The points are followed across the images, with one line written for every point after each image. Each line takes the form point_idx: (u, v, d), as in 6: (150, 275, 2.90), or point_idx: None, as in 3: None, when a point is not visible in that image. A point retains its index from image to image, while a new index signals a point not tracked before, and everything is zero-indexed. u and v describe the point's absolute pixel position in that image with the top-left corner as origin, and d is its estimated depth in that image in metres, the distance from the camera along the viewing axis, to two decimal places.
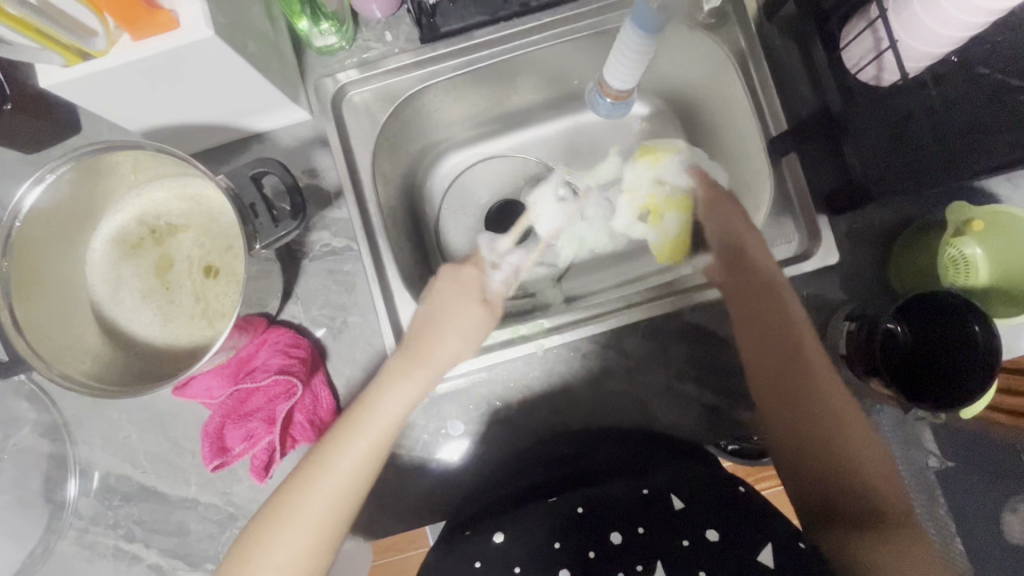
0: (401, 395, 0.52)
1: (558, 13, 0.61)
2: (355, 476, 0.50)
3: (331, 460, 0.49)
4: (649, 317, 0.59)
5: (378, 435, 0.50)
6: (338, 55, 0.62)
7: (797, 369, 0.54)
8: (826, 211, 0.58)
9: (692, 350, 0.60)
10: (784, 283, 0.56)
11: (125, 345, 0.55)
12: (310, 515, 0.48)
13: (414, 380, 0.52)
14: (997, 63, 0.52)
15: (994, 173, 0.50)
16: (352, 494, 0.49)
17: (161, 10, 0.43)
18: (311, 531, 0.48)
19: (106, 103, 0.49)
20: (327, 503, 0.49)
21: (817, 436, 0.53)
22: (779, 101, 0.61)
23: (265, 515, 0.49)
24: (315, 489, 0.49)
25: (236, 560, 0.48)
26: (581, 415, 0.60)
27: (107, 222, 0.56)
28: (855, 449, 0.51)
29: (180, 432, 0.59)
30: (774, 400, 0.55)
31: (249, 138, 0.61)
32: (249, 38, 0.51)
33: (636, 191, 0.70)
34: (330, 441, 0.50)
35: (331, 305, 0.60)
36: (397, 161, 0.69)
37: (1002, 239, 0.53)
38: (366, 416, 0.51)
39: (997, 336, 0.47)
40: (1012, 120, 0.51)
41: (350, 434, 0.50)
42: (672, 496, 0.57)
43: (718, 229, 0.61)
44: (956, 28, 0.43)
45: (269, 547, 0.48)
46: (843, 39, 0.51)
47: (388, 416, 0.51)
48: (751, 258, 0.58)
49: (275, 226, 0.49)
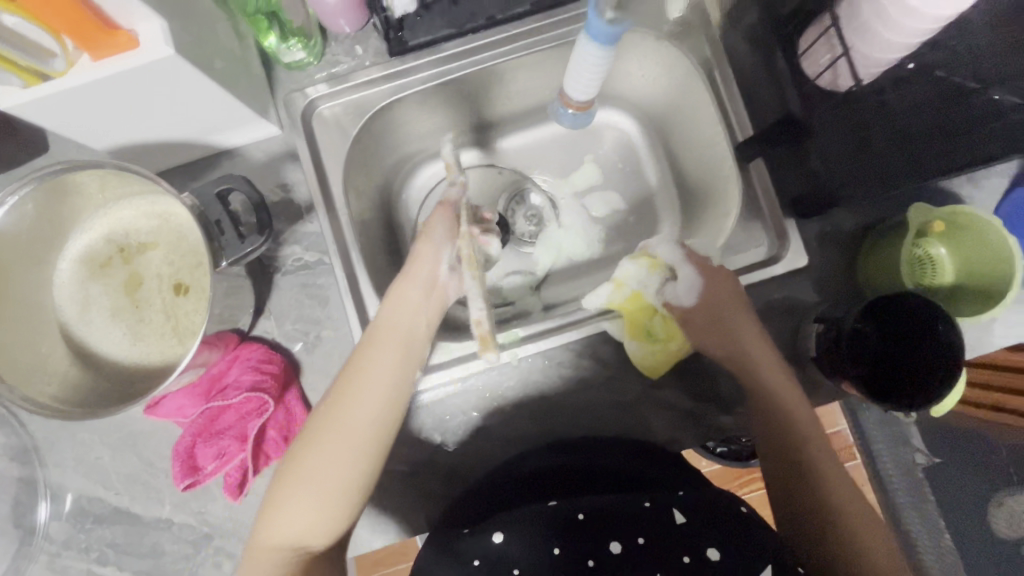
0: (410, 307, 0.57)
1: (525, 25, 0.62)
2: (385, 387, 0.52)
3: (365, 375, 0.52)
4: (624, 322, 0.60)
5: (403, 337, 0.55)
6: (307, 70, 0.62)
7: (780, 419, 0.56)
8: (794, 214, 0.59)
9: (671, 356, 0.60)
10: (762, 359, 0.57)
11: (93, 365, 0.55)
12: (351, 428, 0.50)
13: (410, 291, 0.58)
14: (954, 66, 0.53)
15: (950, 175, 0.51)
16: (389, 405, 0.52)
17: (120, 30, 0.43)
18: (353, 443, 0.50)
19: (69, 124, 0.49)
20: (365, 417, 0.51)
21: (801, 472, 0.55)
22: (745, 107, 0.61)
23: (311, 435, 0.50)
24: (353, 403, 0.51)
25: (290, 478, 0.49)
26: (563, 425, 0.60)
27: (74, 241, 0.56)
28: (836, 483, 0.54)
29: (153, 452, 0.59)
30: (766, 442, 0.57)
31: (220, 154, 0.61)
32: (214, 55, 0.51)
33: (625, 283, 0.63)
34: (359, 360, 0.53)
35: (305, 319, 0.60)
36: (371, 174, 0.69)
37: (966, 242, 0.54)
38: (386, 332, 0.55)
39: (960, 336, 0.47)
40: (970, 122, 0.52)
41: (379, 339, 0.54)
42: (674, 510, 0.57)
43: (724, 354, 0.58)
44: (909, 34, 0.43)
45: (317, 466, 0.49)
46: (802, 44, 0.53)
47: (407, 320, 0.56)
48: (740, 331, 0.58)
49: (241, 242, 0.49)
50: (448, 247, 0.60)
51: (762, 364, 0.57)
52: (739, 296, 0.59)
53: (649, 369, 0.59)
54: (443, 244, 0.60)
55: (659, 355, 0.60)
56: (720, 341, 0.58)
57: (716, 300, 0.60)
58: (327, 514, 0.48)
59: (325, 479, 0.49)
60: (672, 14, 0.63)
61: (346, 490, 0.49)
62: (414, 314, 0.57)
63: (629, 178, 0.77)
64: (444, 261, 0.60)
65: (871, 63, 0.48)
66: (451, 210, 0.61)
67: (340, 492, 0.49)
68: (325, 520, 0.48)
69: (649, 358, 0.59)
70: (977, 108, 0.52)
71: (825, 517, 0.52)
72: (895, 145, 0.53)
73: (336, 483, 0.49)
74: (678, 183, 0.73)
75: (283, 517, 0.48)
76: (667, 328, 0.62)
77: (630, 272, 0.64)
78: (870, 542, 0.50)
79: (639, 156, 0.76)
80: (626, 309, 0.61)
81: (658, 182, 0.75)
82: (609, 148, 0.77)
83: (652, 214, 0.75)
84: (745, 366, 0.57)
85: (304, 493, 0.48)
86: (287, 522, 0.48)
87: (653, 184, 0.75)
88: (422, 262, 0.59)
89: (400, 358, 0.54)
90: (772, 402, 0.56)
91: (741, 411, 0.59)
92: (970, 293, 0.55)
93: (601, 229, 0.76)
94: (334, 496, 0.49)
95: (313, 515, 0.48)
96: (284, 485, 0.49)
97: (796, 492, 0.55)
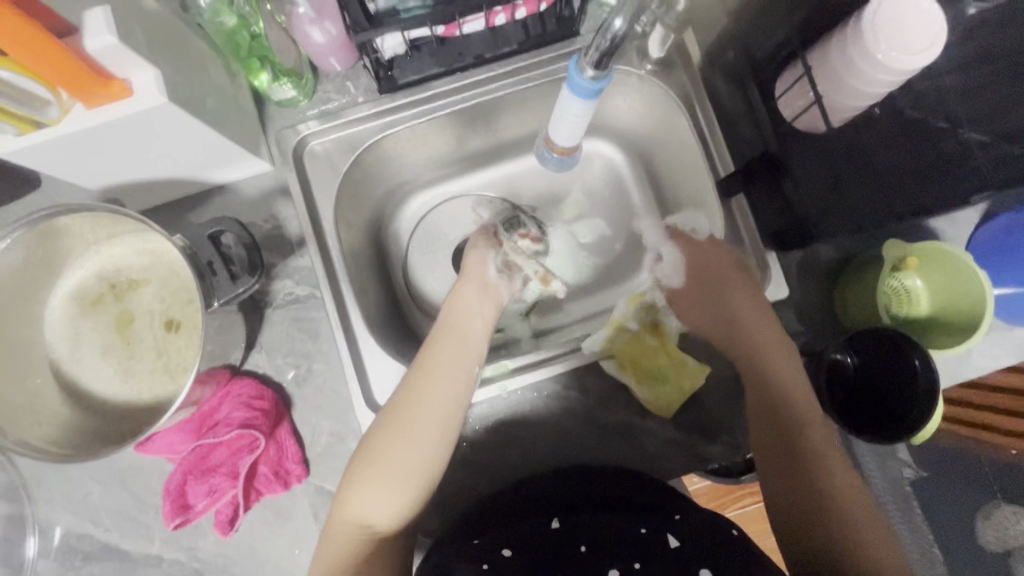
0: (469, 308, 0.60)
1: (512, 63, 0.63)
2: (456, 378, 0.54)
3: (439, 368, 0.54)
4: (613, 346, 0.61)
5: (466, 335, 0.58)
6: (298, 106, 0.63)
7: (776, 406, 0.56)
8: (776, 246, 0.61)
9: (662, 389, 0.59)
10: (755, 321, 0.60)
11: (83, 403, 0.55)
12: (427, 418, 0.52)
13: (469, 292, 0.61)
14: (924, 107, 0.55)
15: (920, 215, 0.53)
16: (460, 397, 0.53)
17: (114, 79, 0.44)
18: (427, 430, 0.51)
19: (62, 166, 0.50)
20: (440, 406, 0.52)
21: (805, 464, 0.53)
22: (726, 143, 0.63)
23: (386, 420, 0.52)
24: (427, 393, 0.52)
25: (365, 460, 0.50)
26: (550, 452, 0.60)
27: (65, 279, 0.56)
28: (831, 477, 0.52)
29: (143, 488, 0.59)
30: (761, 432, 0.56)
31: (212, 189, 0.62)
32: (206, 95, 0.52)
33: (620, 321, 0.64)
34: (427, 353, 0.56)
35: (295, 353, 0.60)
36: (362, 205, 0.70)
37: (947, 274, 0.55)
38: (453, 330, 0.58)
39: (936, 368, 0.49)
40: (941, 159, 0.54)
41: (444, 335, 0.57)
42: (668, 535, 0.52)
43: (716, 321, 0.62)
44: (878, 86, 0.45)
45: (392, 449, 0.50)
46: (778, 89, 0.55)
47: (470, 319, 0.59)
48: (744, 317, 0.61)
49: (234, 283, 0.50)
50: (490, 254, 0.65)
51: (768, 353, 0.58)
52: (744, 278, 0.61)
53: (659, 410, 0.59)
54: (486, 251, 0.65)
55: (664, 391, 0.59)
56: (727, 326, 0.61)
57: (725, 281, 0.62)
58: (399, 496, 0.49)
59: (398, 462, 0.50)
60: (655, 53, 0.64)
61: (419, 475, 0.50)
62: (475, 315, 0.60)
63: (617, 206, 0.78)
64: (491, 265, 0.64)
65: (842, 109, 0.50)
66: (496, 240, 0.68)
67: (416, 474, 0.50)
68: (397, 502, 0.49)
69: (656, 402, 0.59)
70: (949, 146, 0.54)
71: (822, 503, 0.51)
72: (871, 182, 0.54)
73: (412, 466, 0.50)
74: (663, 211, 0.75)
75: (359, 497, 0.49)
76: (671, 363, 0.61)
77: (622, 309, 0.65)
78: (860, 533, 0.48)
79: (625, 184, 0.77)
80: (617, 348, 0.61)
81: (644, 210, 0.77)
82: (596, 177, 0.78)
83: (638, 240, 0.77)
84: (734, 327, 0.61)
85: (379, 475, 0.50)
86: (363, 501, 0.49)
87: (638, 211, 0.77)
88: (474, 266, 0.63)
89: (467, 354, 0.56)
90: (772, 391, 0.56)
91: (725, 439, 0.59)
92: (956, 324, 0.55)
93: (588, 255, 0.77)
94: (410, 478, 0.50)
95: (385, 496, 0.49)
96: (361, 465, 0.50)
97: (794, 486, 0.52)
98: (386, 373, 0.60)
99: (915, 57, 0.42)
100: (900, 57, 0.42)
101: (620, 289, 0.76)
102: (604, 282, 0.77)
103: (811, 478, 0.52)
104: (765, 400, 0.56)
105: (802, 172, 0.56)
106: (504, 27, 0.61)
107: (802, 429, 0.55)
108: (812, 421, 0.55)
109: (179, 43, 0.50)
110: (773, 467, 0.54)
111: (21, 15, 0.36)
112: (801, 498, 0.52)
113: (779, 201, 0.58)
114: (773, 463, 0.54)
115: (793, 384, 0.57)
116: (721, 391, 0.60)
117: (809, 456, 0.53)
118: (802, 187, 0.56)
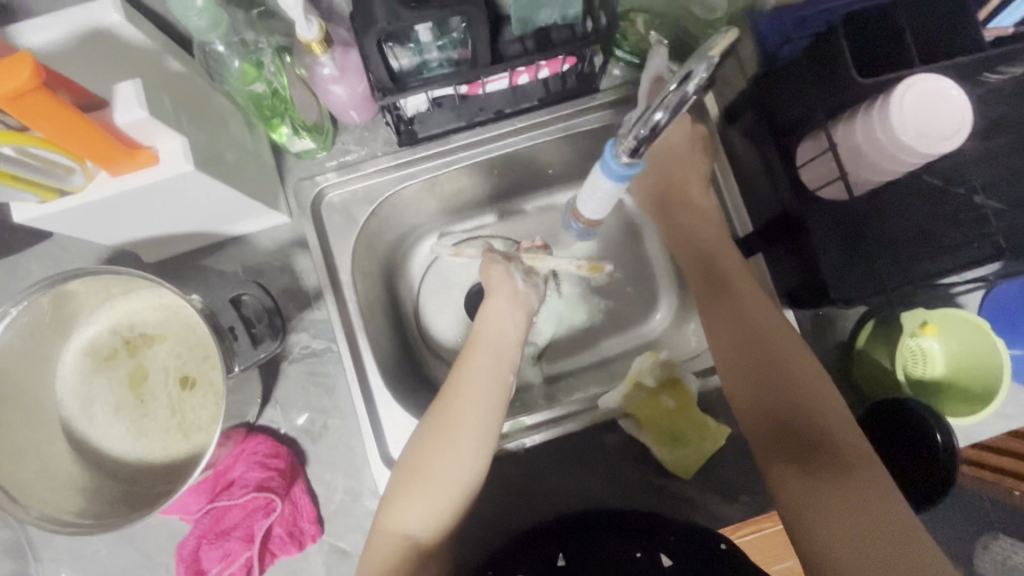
0: (501, 316, 0.58)
1: (532, 117, 0.64)
2: (489, 385, 0.54)
3: (473, 378, 0.54)
4: (636, 409, 0.60)
5: (497, 346, 0.56)
6: (317, 157, 0.63)
7: (760, 356, 0.54)
8: (791, 304, 0.60)
9: (686, 450, 0.58)
10: (751, 296, 0.57)
11: (96, 462, 0.54)
12: (465, 429, 0.51)
13: (500, 303, 0.59)
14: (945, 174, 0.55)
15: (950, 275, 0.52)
16: (495, 407, 0.53)
17: (141, 148, 0.43)
18: (467, 443, 0.51)
19: (80, 228, 0.49)
20: (476, 419, 0.52)
21: (791, 412, 0.51)
22: (744, 202, 0.64)
23: (425, 433, 0.52)
24: (462, 404, 0.52)
25: (404, 474, 0.51)
26: (572, 503, 0.60)
27: (79, 334, 0.55)
28: (824, 420, 0.50)
29: (151, 546, 0.57)
30: (748, 387, 0.53)
31: (228, 239, 0.62)
32: (227, 148, 0.52)
33: (639, 381, 0.61)
34: (461, 367, 0.55)
35: (311, 408, 0.60)
36: (378, 252, 0.69)
37: (954, 334, 0.56)
38: (486, 339, 0.57)
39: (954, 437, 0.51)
40: (953, 224, 0.54)
41: (477, 346, 0.56)
42: (662, 554, 0.53)
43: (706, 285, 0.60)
44: (901, 164, 0.46)
45: (432, 461, 0.50)
46: (800, 157, 0.54)
47: (502, 328, 0.57)
48: (720, 263, 0.60)
49: (255, 348, 0.51)
50: (508, 264, 0.62)
51: (748, 307, 0.57)
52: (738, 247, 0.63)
53: (678, 471, 0.58)
54: (497, 262, 0.61)
55: (690, 457, 0.58)
56: (703, 271, 0.61)
57: (702, 229, 0.63)
58: (435, 500, 0.50)
59: (438, 474, 0.50)
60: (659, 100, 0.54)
61: (457, 485, 0.50)
62: (506, 322, 0.58)
63: (629, 252, 0.78)
64: (517, 274, 0.61)
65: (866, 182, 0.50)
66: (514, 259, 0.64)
67: (452, 487, 0.50)
68: (433, 513, 0.50)
69: (677, 464, 0.58)
70: (960, 213, 0.54)
71: (804, 449, 0.49)
72: (899, 244, 0.54)
73: (449, 478, 0.50)
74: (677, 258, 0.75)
75: (399, 507, 0.50)
76: (696, 429, 0.59)
77: (642, 368, 0.62)
78: (844, 474, 0.46)
79: (640, 230, 0.78)
80: (637, 412, 0.60)
81: (658, 258, 0.77)
82: (610, 223, 0.79)
83: (652, 287, 0.77)
84: (729, 294, 0.58)
85: (418, 488, 0.50)
86: (403, 511, 0.50)
87: (651, 257, 0.77)
88: (498, 280, 0.60)
89: (502, 365, 0.55)
90: (760, 344, 0.54)
91: (744, 499, 0.58)
92: (984, 381, 0.55)
93: (601, 299, 0.77)
94: (447, 491, 0.50)
95: (425, 506, 0.50)
96: (403, 478, 0.51)
97: (775, 437, 0.50)
98: (402, 429, 0.59)
99: (944, 143, 0.43)
100: (922, 141, 0.43)
101: (634, 335, 0.76)
102: (618, 329, 0.76)
103: (795, 426, 0.50)
104: (745, 352, 0.55)
105: (822, 229, 0.54)
106: (525, 85, 0.61)
107: (791, 374, 0.52)
108: (799, 365, 0.53)
109: (201, 102, 0.50)
110: (752, 420, 0.52)
111: (60, 101, 0.36)
112: (780, 445, 0.50)
113: (797, 262, 0.57)
114: (753, 417, 0.52)
115: (778, 329, 0.55)
116: (740, 453, 0.59)
117: (795, 406, 0.51)
118: (823, 244, 0.54)
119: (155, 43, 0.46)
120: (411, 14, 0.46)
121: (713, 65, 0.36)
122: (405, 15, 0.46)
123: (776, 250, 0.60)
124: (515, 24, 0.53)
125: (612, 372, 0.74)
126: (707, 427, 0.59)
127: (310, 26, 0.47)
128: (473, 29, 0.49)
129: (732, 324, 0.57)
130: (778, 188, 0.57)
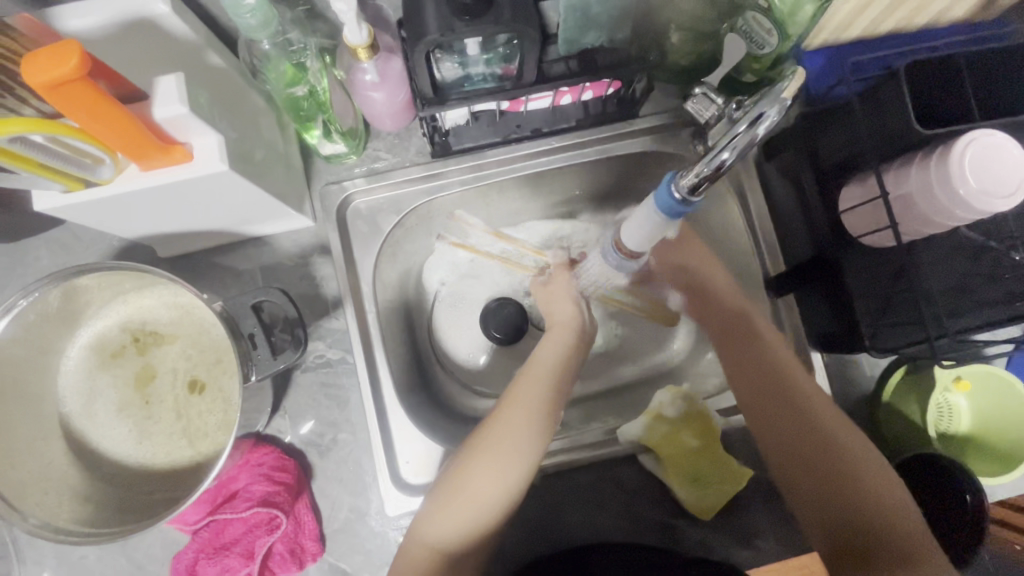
0: (557, 345, 0.57)
1: (570, 138, 0.62)
2: (534, 413, 0.51)
3: (517, 407, 0.51)
4: (660, 444, 0.58)
5: (553, 378, 0.54)
6: (346, 163, 0.62)
7: (806, 428, 0.53)
8: (821, 348, 0.59)
9: (710, 492, 0.57)
10: (789, 368, 0.56)
11: (94, 462, 0.52)
12: (507, 455, 0.49)
13: (555, 337, 0.57)
14: (994, 231, 0.53)
15: (984, 330, 0.51)
16: (539, 432, 0.51)
17: (175, 143, 0.42)
18: (507, 463, 0.49)
19: (101, 220, 0.47)
20: (518, 440, 0.50)
21: (844, 495, 0.50)
22: (776, 238, 0.63)
23: (471, 449, 0.50)
24: (507, 429, 0.50)
25: (447, 488, 0.49)
26: (592, 536, 0.58)
27: (86, 329, 0.53)
28: (854, 458, 0.51)
29: (144, 554, 0.55)
30: (796, 461, 0.53)
31: (249, 240, 0.60)
32: (257, 147, 0.50)
33: (660, 415, 0.59)
34: (512, 389, 0.53)
35: (322, 421, 0.58)
36: (397, 262, 0.66)
37: (983, 387, 0.56)
38: (539, 369, 0.54)
39: (984, 511, 0.49)
40: (991, 278, 0.52)
41: (532, 372, 0.54)
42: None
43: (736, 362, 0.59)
44: (953, 218, 0.44)
45: (472, 479, 0.49)
46: (844, 203, 0.53)
47: (556, 355, 0.56)
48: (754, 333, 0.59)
49: (274, 358, 0.49)
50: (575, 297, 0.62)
51: (785, 378, 0.56)
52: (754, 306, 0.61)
53: (694, 510, 0.57)
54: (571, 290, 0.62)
55: (710, 498, 0.57)
56: (730, 342, 0.60)
57: (709, 281, 0.64)
58: (467, 518, 0.48)
59: (475, 494, 0.48)
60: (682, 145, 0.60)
61: (493, 503, 0.49)
62: (563, 352, 0.56)
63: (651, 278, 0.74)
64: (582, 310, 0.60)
65: (914, 232, 0.49)
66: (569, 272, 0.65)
67: (489, 502, 0.49)
68: (464, 526, 0.48)
69: (693, 503, 0.57)
70: (996, 268, 0.52)
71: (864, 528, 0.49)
72: (941, 297, 0.52)
73: (488, 492, 0.49)
74: None
75: (433, 519, 0.48)
76: (717, 469, 0.57)
77: (662, 400, 0.60)
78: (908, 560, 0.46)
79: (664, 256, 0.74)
80: (659, 447, 0.58)
81: None
82: None
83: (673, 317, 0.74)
84: (763, 365, 0.57)
85: (455, 500, 0.49)
86: (436, 525, 0.48)
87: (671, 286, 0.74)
88: (560, 320, 0.59)
89: (552, 396, 0.53)
90: (803, 420, 0.53)
91: (762, 546, 0.57)
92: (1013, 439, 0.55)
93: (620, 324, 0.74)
94: (485, 505, 0.49)
95: (457, 520, 0.48)
96: (444, 489, 0.49)
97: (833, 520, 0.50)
98: (415, 449, 0.57)
99: (1007, 200, 0.42)
100: (981, 198, 0.41)
101: (652, 365, 0.73)
102: (636, 357, 0.73)
103: (848, 505, 0.50)
104: (790, 433, 0.54)
105: (866, 271, 0.52)
106: (566, 105, 0.60)
107: (838, 447, 0.52)
108: (846, 438, 0.52)
109: (237, 98, 0.48)
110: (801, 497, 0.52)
111: (100, 91, 0.34)
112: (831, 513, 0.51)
113: (832, 306, 0.56)
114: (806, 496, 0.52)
115: (801, 374, 0.56)
116: (759, 496, 0.58)
117: (843, 479, 0.50)
118: (865, 288, 0.52)
119: (199, 37, 0.45)
120: (465, 28, 0.45)
121: (784, 108, 0.37)
122: (458, 28, 0.45)
123: (808, 294, 0.59)
124: (561, 44, 0.53)
125: (629, 402, 0.71)
126: (728, 468, 0.57)
127: (361, 31, 0.46)
128: (523, 46, 0.48)
129: (768, 395, 0.56)
130: (817, 226, 0.56)
